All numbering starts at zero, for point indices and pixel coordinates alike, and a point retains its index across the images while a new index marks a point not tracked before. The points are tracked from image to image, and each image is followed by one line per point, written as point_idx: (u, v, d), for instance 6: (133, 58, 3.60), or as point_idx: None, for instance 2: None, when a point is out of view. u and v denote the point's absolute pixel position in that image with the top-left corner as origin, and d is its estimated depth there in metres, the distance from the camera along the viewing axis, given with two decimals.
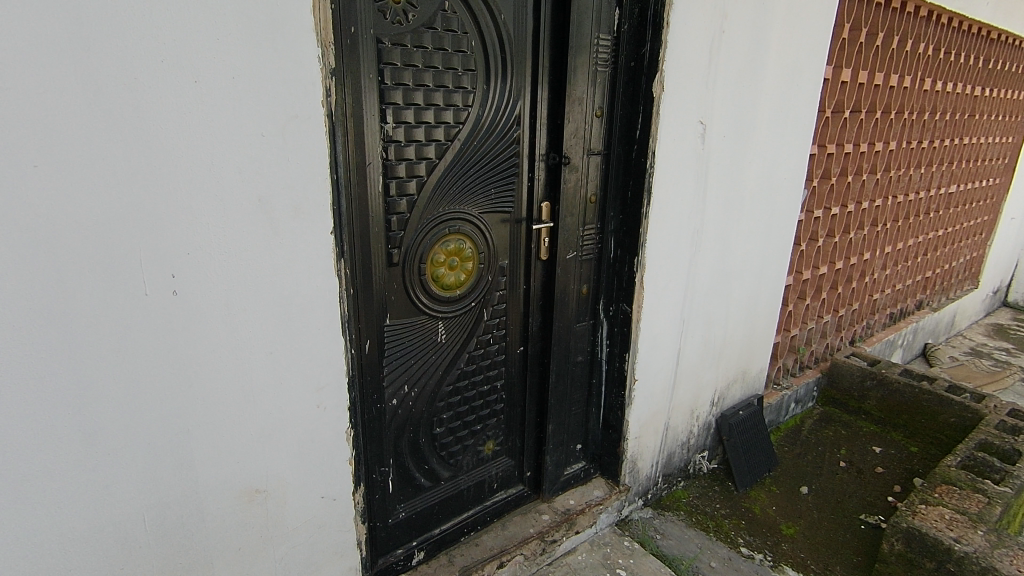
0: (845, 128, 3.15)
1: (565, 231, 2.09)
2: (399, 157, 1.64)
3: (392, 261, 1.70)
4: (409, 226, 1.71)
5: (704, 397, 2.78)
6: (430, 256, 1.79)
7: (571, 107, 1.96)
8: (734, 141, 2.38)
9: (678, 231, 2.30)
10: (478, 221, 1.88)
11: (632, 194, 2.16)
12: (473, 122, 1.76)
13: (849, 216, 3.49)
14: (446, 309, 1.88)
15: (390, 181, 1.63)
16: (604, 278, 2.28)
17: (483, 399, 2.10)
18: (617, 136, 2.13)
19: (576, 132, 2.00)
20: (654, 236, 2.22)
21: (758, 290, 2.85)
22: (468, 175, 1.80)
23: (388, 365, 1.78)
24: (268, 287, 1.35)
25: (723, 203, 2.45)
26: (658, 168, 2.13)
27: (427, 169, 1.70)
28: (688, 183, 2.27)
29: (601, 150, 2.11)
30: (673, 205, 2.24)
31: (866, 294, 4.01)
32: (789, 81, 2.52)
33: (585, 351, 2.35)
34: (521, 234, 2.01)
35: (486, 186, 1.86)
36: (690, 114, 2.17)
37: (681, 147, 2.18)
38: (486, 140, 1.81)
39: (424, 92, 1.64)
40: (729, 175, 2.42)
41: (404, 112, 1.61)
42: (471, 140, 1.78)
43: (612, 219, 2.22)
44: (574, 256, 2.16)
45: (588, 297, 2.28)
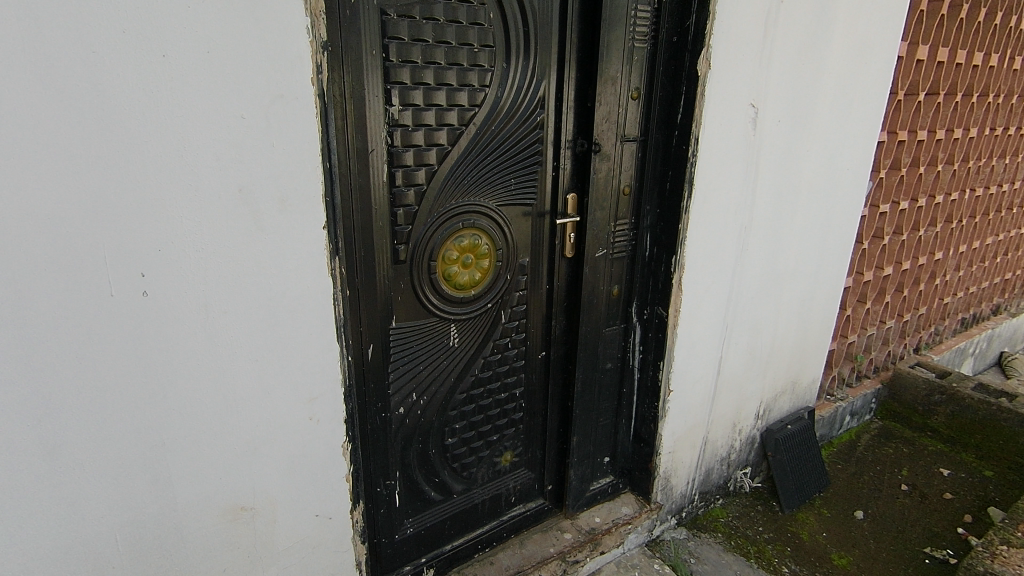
0: (919, 112, 2.81)
1: (594, 226, 1.88)
2: (406, 143, 1.47)
3: (398, 258, 1.55)
4: (417, 219, 1.55)
5: (748, 410, 2.53)
6: (440, 253, 1.63)
7: (604, 87, 1.74)
8: (790, 127, 2.11)
9: (723, 228, 2.06)
10: (495, 214, 1.70)
11: (671, 186, 1.93)
12: (491, 105, 1.59)
13: (919, 211, 3.13)
14: (459, 310, 1.72)
15: (396, 170, 1.48)
16: (637, 278, 2.07)
17: (500, 408, 1.93)
18: (657, 119, 1.89)
19: (609, 116, 1.79)
20: (695, 233, 1.98)
21: (812, 293, 2.57)
22: (484, 164, 1.63)
23: (393, 372, 1.63)
24: (251, 288, 1.21)
25: (775, 196, 2.18)
26: (702, 156, 1.89)
27: (438, 156, 1.53)
28: (736, 174, 2.02)
29: (637, 136, 1.89)
30: (718, 198, 2.00)
31: (935, 297, 3.63)
32: (858, 58, 2.22)
33: (615, 358, 2.15)
34: (544, 229, 1.83)
35: (504, 178, 1.68)
36: (740, 95, 1.92)
37: (729, 133, 1.94)
38: (505, 124, 1.63)
39: (435, 71, 1.47)
40: (783, 165, 2.15)
41: (411, 93, 1.45)
42: (488, 125, 1.60)
43: (648, 213, 1.99)
44: (605, 254, 1.95)
45: (620, 299, 2.07)
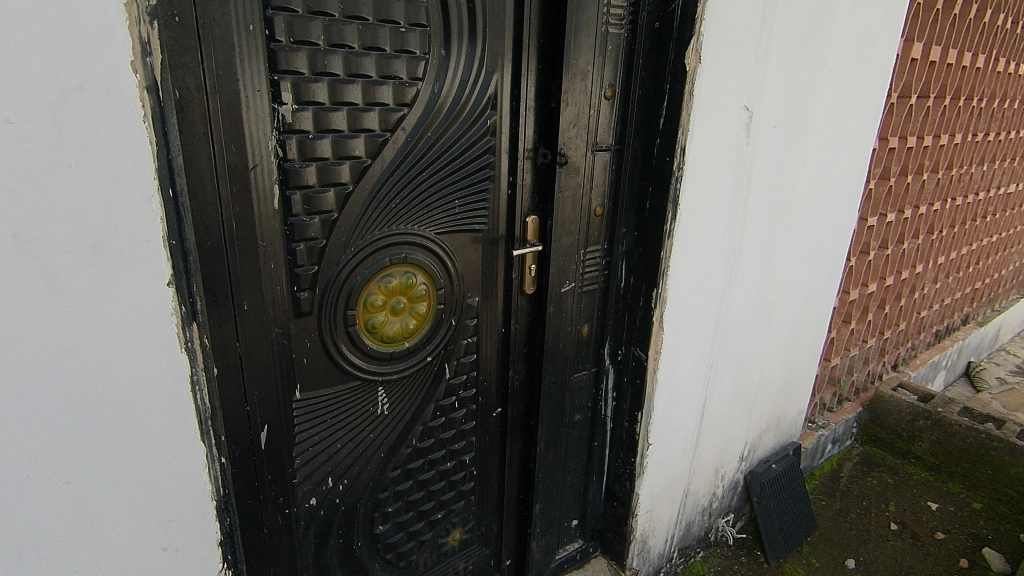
0: (910, 118, 2.57)
1: (560, 256, 1.52)
2: (306, 155, 1.07)
3: (299, 310, 1.15)
4: (325, 257, 1.15)
5: (732, 453, 2.24)
6: (362, 298, 1.23)
7: (571, 83, 1.37)
8: (785, 135, 1.80)
9: (710, 254, 1.74)
10: (433, 246, 1.32)
11: (651, 206, 1.59)
12: (425, 105, 1.21)
13: (904, 224, 2.92)
14: (388, 368, 1.33)
15: (292, 194, 1.07)
16: (610, 314, 1.72)
17: (446, 480, 1.56)
18: (636, 123, 1.54)
19: (578, 120, 1.42)
20: (679, 261, 1.65)
21: (800, 320, 2.30)
22: (416, 181, 1.24)
23: (299, 457, 1.24)
24: (50, 383, 0.78)
25: (766, 215, 1.88)
26: (690, 170, 1.56)
27: (353, 172, 1.14)
28: (727, 192, 1.70)
29: (611, 144, 1.53)
30: (706, 219, 1.67)
31: (913, 312, 3.45)
32: (859, 57, 1.93)
33: (584, 408, 1.80)
34: (497, 260, 1.46)
35: (444, 199, 1.31)
36: (734, 97, 1.59)
37: (720, 143, 1.61)
38: (443, 130, 1.25)
39: (346, 57, 1.07)
40: (776, 179, 1.85)
41: (311, 87, 1.04)
42: (422, 132, 1.22)
43: (624, 237, 1.65)
44: (572, 288, 1.59)
45: (590, 339, 1.72)
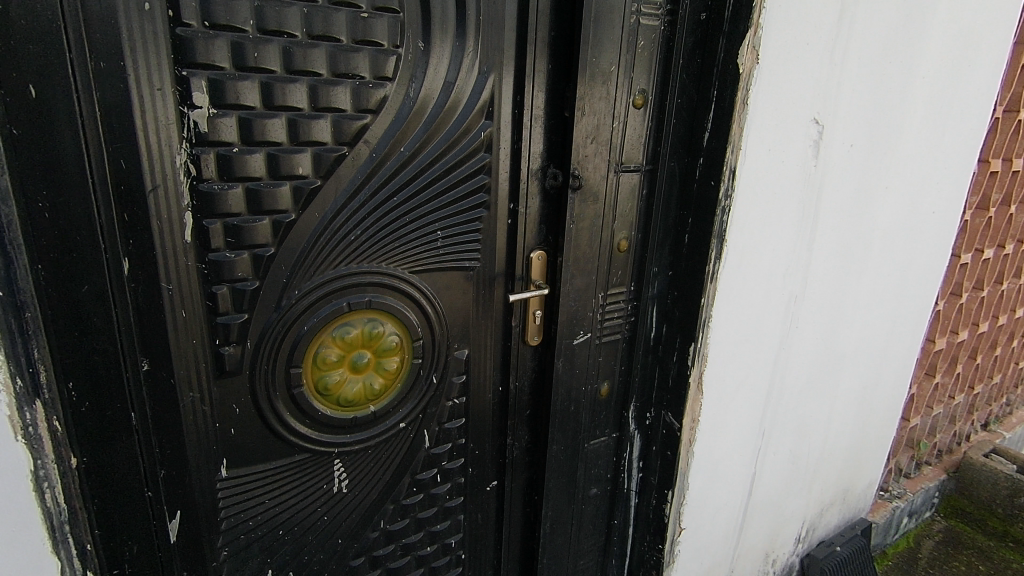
0: (1017, 136, 2.14)
1: (572, 301, 1.23)
2: (231, 175, 0.82)
3: (224, 369, 0.90)
4: (259, 304, 0.90)
5: (786, 533, 1.87)
6: (311, 353, 0.98)
7: (590, 87, 1.09)
8: (865, 156, 1.45)
9: (765, 300, 1.41)
10: (408, 287, 1.06)
11: (689, 241, 1.29)
12: (396, 112, 0.95)
13: (1004, 261, 2.46)
14: (348, 438, 1.07)
15: (210, 223, 0.83)
16: (637, 370, 1.41)
17: (424, 567, 1.28)
18: (676, 138, 1.23)
19: (599, 133, 1.14)
20: (723, 310, 1.33)
21: (875, 377, 1.91)
22: (383, 208, 0.98)
23: (226, 547, 0.99)
24: None
25: (837, 254, 1.53)
26: (741, 197, 1.24)
27: (297, 195, 0.89)
28: (789, 225, 1.37)
29: (643, 164, 1.23)
30: (761, 258, 1.35)
31: (1010, 362, 2.94)
32: (962, 60, 1.56)
33: (603, 480, 1.49)
34: (493, 304, 1.19)
35: (423, 231, 1.04)
36: (801, 108, 1.26)
37: (781, 166, 1.29)
38: (420, 144, 0.99)
39: (286, 47, 0.83)
40: (852, 210, 1.50)
41: (238, 86, 0.80)
42: (392, 146, 0.96)
43: (657, 278, 1.34)
44: (588, 340, 1.29)
45: (610, 399, 1.42)
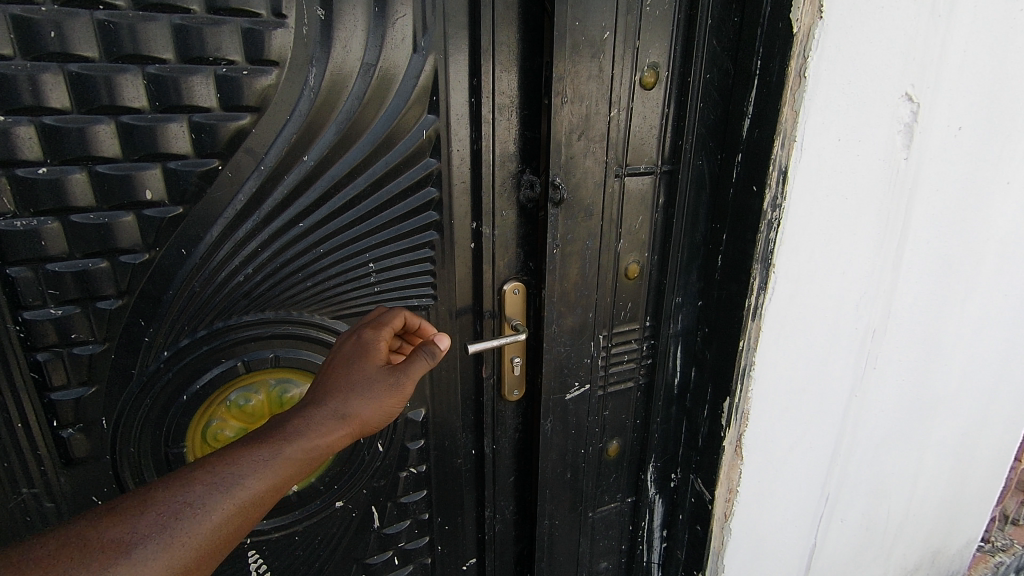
0: None
1: (561, 346, 0.94)
2: (43, 205, 0.61)
3: (70, 455, 0.70)
4: (110, 372, 0.69)
5: None
6: (200, 426, 0.76)
7: (574, 63, 0.79)
8: (981, 141, 1.05)
9: (829, 339, 1.06)
10: (332, 338, 0.81)
11: (724, 265, 0.97)
12: (290, 109, 0.69)
13: None
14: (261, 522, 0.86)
15: (18, 272, 0.62)
16: (657, 425, 1.11)
17: None
18: (704, 128, 0.91)
19: (591, 126, 0.84)
20: (772, 356, 1.00)
21: (981, 424, 1.50)
22: (285, 239, 0.73)
23: None
24: None
25: (936, 273, 1.14)
26: (797, 206, 0.90)
27: (148, 228, 0.66)
28: (867, 240, 1.01)
29: (658, 165, 0.92)
30: (824, 285, 1.00)
31: None
32: None
33: (616, 552, 1.21)
34: (457, 353, 0.92)
35: (346, 265, 0.79)
36: (891, 79, 0.89)
37: (858, 161, 0.93)
38: (331, 150, 0.73)
39: (103, 23, 0.58)
40: (958, 215, 1.11)
41: (35, 81, 0.57)
42: (287, 156, 0.71)
43: (681, 310, 1.03)
44: (587, 393, 1.01)
45: (622, 459, 1.12)
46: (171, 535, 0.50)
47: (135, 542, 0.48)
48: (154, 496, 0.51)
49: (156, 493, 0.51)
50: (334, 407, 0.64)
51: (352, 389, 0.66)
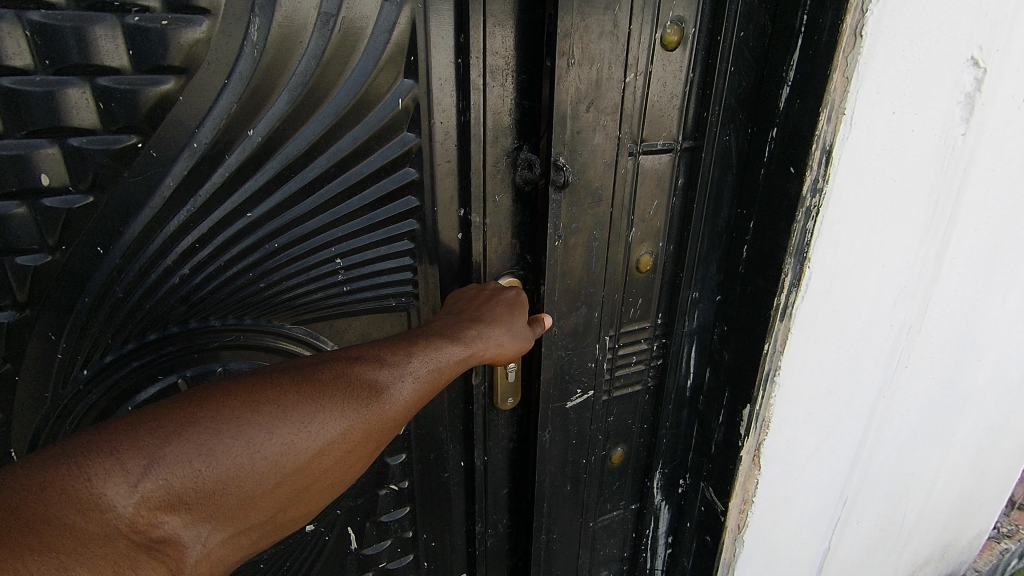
0: None
1: (563, 350, 0.83)
2: None
3: None
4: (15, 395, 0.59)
5: None
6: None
7: (583, 16, 0.65)
8: None
9: (862, 338, 0.95)
10: (293, 341, 0.71)
11: (749, 257, 0.85)
12: (228, 71, 0.56)
13: None
14: None
15: None
16: (666, 430, 1.01)
17: None
18: (733, 96, 0.77)
19: (602, 94, 0.70)
20: (800, 359, 0.89)
21: (1005, 417, 1.41)
22: (227, 231, 0.61)
23: None
24: None
25: (980, 263, 1.02)
26: (840, 191, 0.77)
27: (50, 224, 0.54)
28: (911, 229, 0.88)
29: (678, 141, 0.79)
30: (862, 279, 0.88)
31: None
32: None
33: (618, 561, 1.13)
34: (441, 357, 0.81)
35: (309, 261, 0.67)
36: (957, 39, 0.75)
37: (911, 137, 0.79)
38: (283, 124, 0.60)
39: None
40: (1012, 198, 0.98)
41: None
42: (226, 130, 0.58)
43: (698, 306, 0.91)
44: (590, 400, 0.90)
45: (627, 467, 1.02)
46: (399, 387, 0.55)
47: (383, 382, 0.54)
48: (385, 354, 0.56)
49: (387, 353, 0.57)
50: (502, 329, 0.68)
51: (509, 318, 0.70)
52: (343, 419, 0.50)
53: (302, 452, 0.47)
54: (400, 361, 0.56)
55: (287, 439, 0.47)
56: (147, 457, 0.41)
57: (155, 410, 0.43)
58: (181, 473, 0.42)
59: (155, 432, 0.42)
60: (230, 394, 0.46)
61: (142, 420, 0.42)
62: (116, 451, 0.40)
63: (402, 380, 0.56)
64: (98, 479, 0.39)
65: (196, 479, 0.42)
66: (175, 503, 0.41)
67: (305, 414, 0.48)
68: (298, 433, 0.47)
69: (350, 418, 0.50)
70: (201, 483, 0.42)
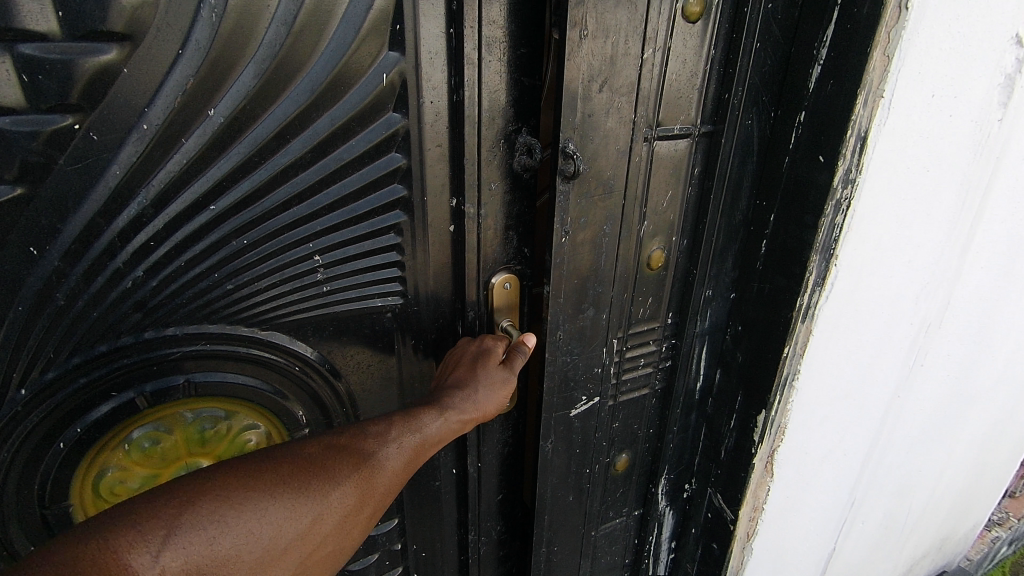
0: None
1: (568, 354, 0.76)
2: None
3: None
4: None
5: None
6: (93, 471, 0.65)
7: None
8: None
9: (882, 338, 0.89)
10: (265, 345, 0.67)
11: (769, 253, 0.78)
12: (181, 40, 0.50)
13: None
14: None
15: None
16: (674, 434, 0.95)
17: None
18: (758, 76, 0.70)
19: (617, 72, 0.62)
20: (819, 361, 0.83)
21: (1011, 412, 1.37)
22: (183, 223, 0.57)
23: None
24: None
25: (1004, 257, 0.97)
26: (872, 182, 0.70)
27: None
28: (940, 222, 0.82)
29: (695, 125, 0.71)
30: (887, 277, 0.82)
31: None
32: None
33: (619, 567, 1.08)
34: (427, 358, 0.77)
35: (284, 259, 0.62)
36: (1005, 13, 0.68)
37: (948, 123, 0.73)
38: (245, 103, 0.55)
39: None
40: None
41: None
42: (181, 110, 0.53)
43: (712, 305, 0.85)
44: (595, 406, 0.83)
45: (632, 473, 0.97)
46: (385, 455, 0.61)
47: (371, 453, 0.60)
48: (372, 428, 0.62)
49: (372, 424, 0.63)
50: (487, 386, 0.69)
51: (485, 377, 0.69)
52: (337, 488, 0.56)
53: (302, 519, 0.53)
54: (384, 432, 0.62)
55: (286, 508, 0.52)
56: (164, 529, 0.47)
57: (170, 487, 0.50)
58: (195, 542, 0.48)
59: (170, 504, 0.48)
60: (236, 472, 0.52)
61: (161, 495, 0.48)
62: (139, 523, 0.46)
63: (387, 450, 0.61)
64: (125, 549, 0.45)
65: (208, 548, 0.48)
66: (191, 568, 0.47)
67: (299, 487, 0.54)
68: (297, 501, 0.53)
69: (341, 486, 0.56)
70: (213, 551, 0.48)
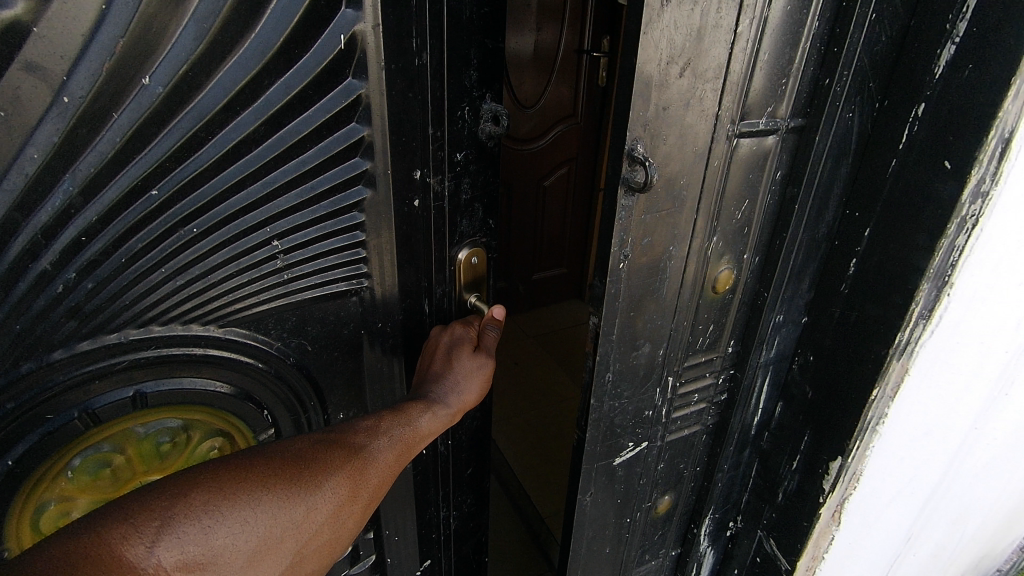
0: None
1: (616, 398, 0.62)
2: None
3: None
4: None
5: None
6: (30, 510, 0.54)
7: None
8: None
9: (976, 370, 0.76)
10: (225, 343, 0.59)
11: (858, 275, 0.65)
12: None
13: None
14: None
15: None
16: (725, 474, 0.82)
17: None
18: (867, 57, 0.55)
19: (703, 52, 0.47)
20: (911, 404, 0.69)
21: None
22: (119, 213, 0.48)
23: None
24: None
25: None
26: (1007, 195, 0.56)
27: None
28: None
29: (784, 119, 0.57)
30: (994, 303, 0.68)
31: None
32: None
33: None
34: (396, 343, 0.71)
35: (239, 246, 0.54)
36: None
37: None
38: (183, 69, 0.46)
39: None
40: None
41: None
42: (111, 78, 0.44)
43: (781, 332, 0.71)
44: (643, 451, 0.71)
45: (673, 514, 0.85)
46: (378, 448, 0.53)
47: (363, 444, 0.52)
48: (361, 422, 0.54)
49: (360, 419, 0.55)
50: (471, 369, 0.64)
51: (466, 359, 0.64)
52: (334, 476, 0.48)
53: (303, 508, 0.45)
54: (373, 426, 0.55)
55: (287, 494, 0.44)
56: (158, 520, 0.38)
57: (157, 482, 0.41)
58: (194, 533, 0.39)
59: (163, 495, 0.40)
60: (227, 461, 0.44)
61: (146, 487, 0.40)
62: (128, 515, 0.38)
63: (380, 441, 0.54)
64: (119, 539, 0.37)
65: (206, 538, 0.40)
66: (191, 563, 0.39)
67: (298, 474, 0.46)
68: (298, 488, 0.45)
69: (340, 474, 0.49)
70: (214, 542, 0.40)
